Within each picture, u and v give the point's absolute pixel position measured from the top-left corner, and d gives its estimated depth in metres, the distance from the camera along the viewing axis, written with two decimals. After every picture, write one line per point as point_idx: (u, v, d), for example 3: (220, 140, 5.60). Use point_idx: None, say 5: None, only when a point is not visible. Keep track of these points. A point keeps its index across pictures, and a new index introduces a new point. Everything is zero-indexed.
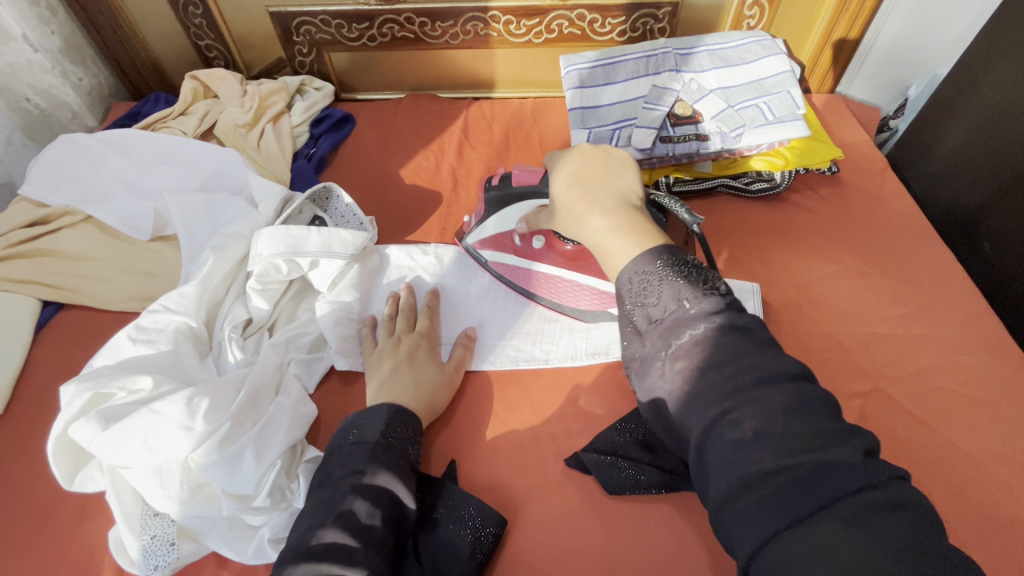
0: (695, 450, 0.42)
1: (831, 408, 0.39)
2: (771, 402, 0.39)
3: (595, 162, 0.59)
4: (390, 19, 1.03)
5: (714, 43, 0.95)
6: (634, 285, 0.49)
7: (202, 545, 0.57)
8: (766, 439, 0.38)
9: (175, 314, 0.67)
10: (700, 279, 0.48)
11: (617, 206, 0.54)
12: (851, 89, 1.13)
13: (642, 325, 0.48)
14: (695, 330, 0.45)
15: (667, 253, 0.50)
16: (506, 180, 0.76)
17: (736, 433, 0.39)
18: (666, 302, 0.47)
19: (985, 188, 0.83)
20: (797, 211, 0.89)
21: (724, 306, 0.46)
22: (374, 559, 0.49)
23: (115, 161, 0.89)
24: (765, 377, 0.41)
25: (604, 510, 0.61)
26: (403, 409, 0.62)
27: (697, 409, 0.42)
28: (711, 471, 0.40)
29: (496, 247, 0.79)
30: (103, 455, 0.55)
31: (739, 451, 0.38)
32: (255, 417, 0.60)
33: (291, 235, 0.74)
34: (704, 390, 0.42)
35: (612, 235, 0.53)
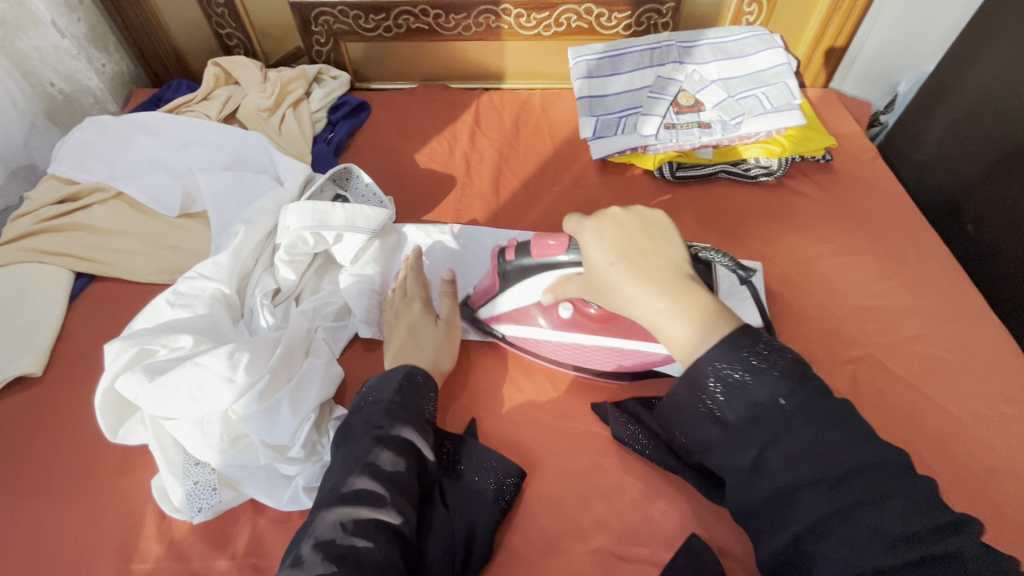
0: (796, 538, 0.43)
1: (934, 496, 0.42)
2: (871, 493, 0.41)
3: (632, 229, 0.50)
4: (406, 11, 1.07)
5: (716, 37, 1.00)
6: (715, 380, 0.45)
7: (241, 492, 0.60)
8: (880, 540, 0.40)
9: (210, 280, 0.71)
10: (791, 367, 0.45)
11: (674, 286, 0.47)
12: (843, 85, 1.19)
13: (727, 419, 0.46)
14: (796, 429, 0.44)
15: (745, 339, 0.45)
16: (522, 253, 0.65)
17: (851, 532, 0.41)
18: (760, 397, 0.44)
19: (967, 175, 0.89)
20: (793, 196, 0.94)
21: (815, 394, 0.44)
22: (402, 504, 0.53)
23: (143, 142, 0.93)
24: (872, 478, 0.42)
25: (615, 464, 0.66)
26: (417, 368, 0.66)
27: (803, 500, 0.43)
28: (820, 558, 0.42)
29: (516, 319, 0.71)
30: (149, 405, 0.59)
31: (857, 552, 0.41)
32: (289, 375, 0.64)
33: (316, 210, 0.78)
34: (813, 484, 0.43)
35: (672, 319, 0.47)
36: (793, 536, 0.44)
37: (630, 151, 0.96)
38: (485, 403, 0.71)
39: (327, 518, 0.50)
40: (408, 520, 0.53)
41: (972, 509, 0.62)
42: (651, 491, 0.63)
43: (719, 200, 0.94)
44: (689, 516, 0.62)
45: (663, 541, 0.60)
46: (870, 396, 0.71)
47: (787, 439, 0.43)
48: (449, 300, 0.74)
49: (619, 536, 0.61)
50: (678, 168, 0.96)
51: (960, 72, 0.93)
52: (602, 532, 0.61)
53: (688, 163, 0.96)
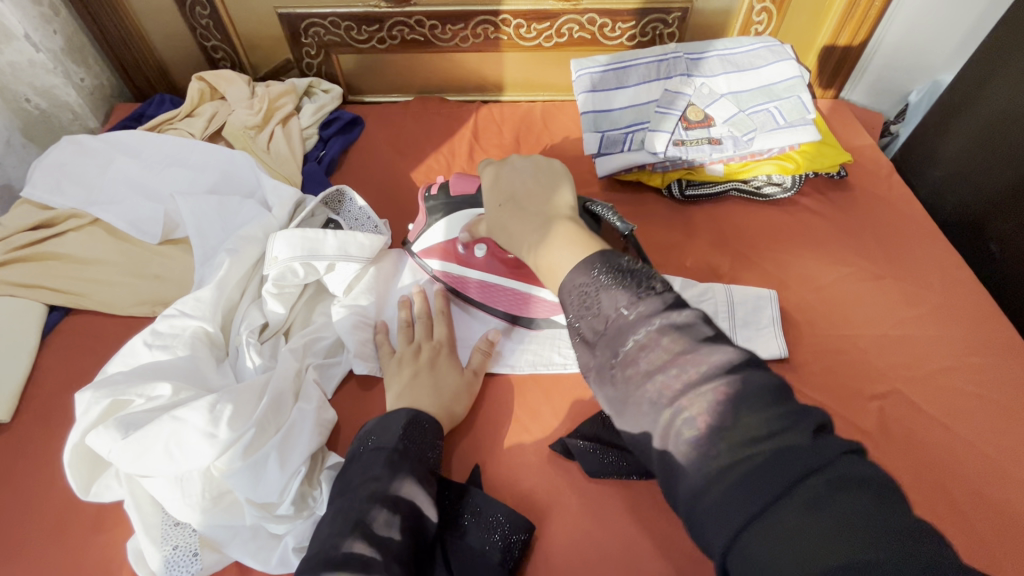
0: (658, 457, 0.38)
1: (780, 392, 0.36)
2: (718, 396, 0.36)
3: (529, 177, 0.58)
4: (400, 21, 1.02)
5: (725, 48, 0.96)
6: (573, 297, 0.44)
7: (225, 555, 0.55)
8: (721, 437, 0.35)
9: (191, 318, 0.65)
10: (634, 277, 0.43)
11: (546, 222, 0.52)
12: (854, 96, 1.15)
13: (590, 337, 0.43)
14: (638, 336, 0.40)
15: (603, 259, 0.45)
16: (444, 188, 0.75)
17: (687, 433, 0.36)
18: (604, 310, 0.42)
19: (992, 193, 0.85)
20: (808, 215, 0.90)
21: (659, 300, 0.41)
22: (398, 570, 0.46)
23: (123, 163, 0.87)
24: (709, 371, 0.37)
25: (630, 514, 0.61)
26: (421, 414, 0.60)
27: (654, 411, 0.38)
28: (677, 475, 0.36)
29: (442, 257, 0.77)
30: (123, 464, 0.54)
31: (698, 452, 0.35)
32: (277, 424, 0.59)
33: (307, 239, 0.73)
34: (652, 387, 0.38)
35: (544, 248, 0.50)
36: (654, 455, 0.38)
37: (637, 169, 0.91)
38: (488, 445, 0.67)
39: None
40: None
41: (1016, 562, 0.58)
42: (669, 545, 0.59)
43: (730, 219, 0.89)
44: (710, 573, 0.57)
45: None
46: (900, 435, 0.67)
47: (629, 346, 0.40)
48: (479, 352, 0.71)
49: None
50: (688, 186, 0.92)
51: (982, 85, 0.89)
52: None
53: (698, 180, 0.92)
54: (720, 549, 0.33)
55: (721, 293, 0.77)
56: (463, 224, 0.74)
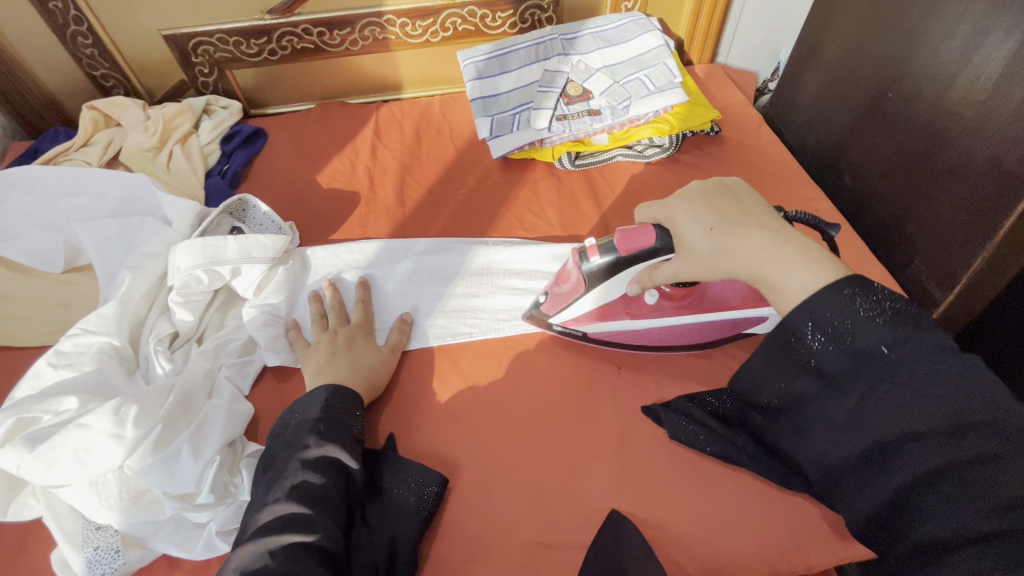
0: (891, 490, 0.43)
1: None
2: (993, 465, 0.39)
3: (719, 196, 0.60)
4: (288, 31, 1.05)
5: (596, 27, 1.03)
6: (810, 326, 0.47)
7: (150, 549, 0.58)
8: (984, 497, 0.39)
9: (95, 335, 0.67)
10: (901, 316, 0.44)
11: (777, 235, 0.54)
12: (729, 59, 1.24)
13: (830, 371, 0.47)
14: (901, 379, 0.43)
15: (850, 283, 0.46)
16: (609, 249, 0.64)
17: (954, 488, 0.40)
18: (863, 344, 0.45)
19: (840, 130, 0.94)
20: (688, 169, 0.98)
21: (931, 345, 0.43)
22: (329, 525, 0.53)
23: (18, 200, 0.85)
24: (984, 436, 0.40)
25: (534, 454, 0.67)
26: (337, 393, 0.64)
27: (905, 450, 0.42)
28: (918, 514, 0.41)
29: (563, 306, 0.71)
30: (33, 477, 0.56)
31: (957, 507, 0.39)
32: (188, 419, 0.62)
33: (208, 246, 0.75)
34: (916, 436, 0.42)
35: (783, 265, 0.52)
36: (890, 489, 0.43)
37: (528, 147, 0.98)
38: (403, 414, 0.71)
39: (257, 548, 0.50)
40: (335, 540, 0.52)
41: None
42: (570, 475, 0.65)
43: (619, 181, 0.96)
44: (605, 492, 0.64)
45: (583, 521, 0.62)
46: None
47: (891, 385, 0.44)
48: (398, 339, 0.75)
49: (541, 524, 0.62)
50: (577, 157, 0.98)
51: (821, 35, 0.97)
52: (526, 524, 0.62)
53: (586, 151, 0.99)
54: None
55: None
56: (633, 278, 0.65)
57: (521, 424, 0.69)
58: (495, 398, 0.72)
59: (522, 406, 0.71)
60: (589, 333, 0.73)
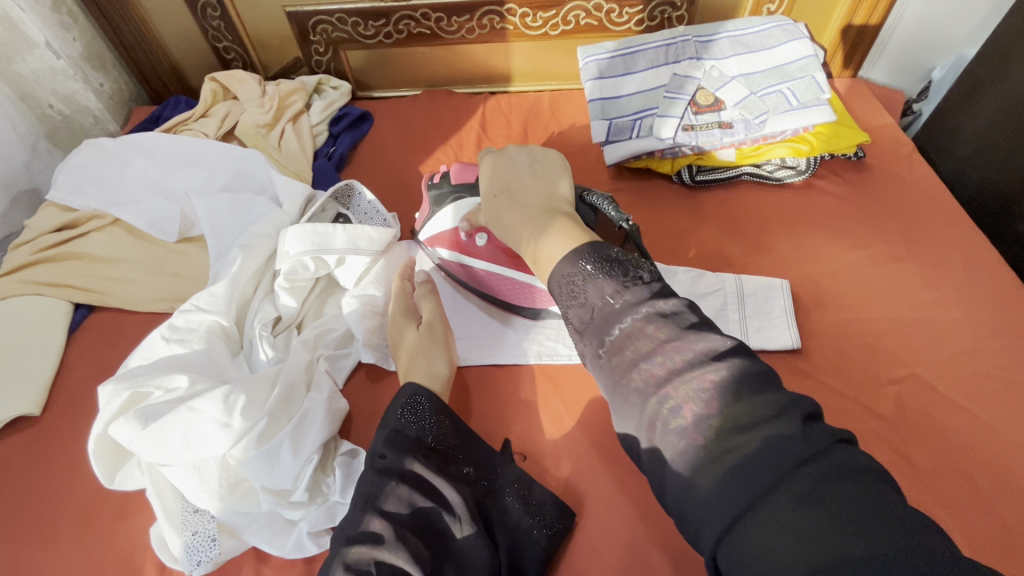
0: (647, 443, 0.41)
1: (762, 378, 0.38)
2: (787, 469, 0.34)
3: (517, 171, 0.61)
4: (406, 15, 1.03)
5: (735, 30, 0.94)
6: (562, 287, 0.48)
7: (243, 540, 0.57)
8: (706, 426, 0.37)
9: (207, 313, 0.68)
10: (633, 274, 0.46)
11: (539, 211, 0.56)
12: (873, 74, 1.10)
13: (581, 327, 0.47)
14: (622, 322, 0.43)
15: (590, 250, 0.48)
16: (446, 176, 0.78)
17: (762, 520, 0.33)
18: (592, 300, 0.45)
19: (1015, 168, 0.82)
20: (825, 197, 0.88)
21: (669, 309, 0.44)
22: (415, 545, 0.51)
23: (140, 164, 0.89)
24: (785, 440, 0.35)
25: (635, 496, 0.62)
26: (423, 388, 0.60)
27: (707, 470, 0.36)
28: (742, 566, 0.33)
29: (444, 246, 0.76)
30: (143, 453, 0.56)
31: (687, 442, 0.38)
32: (290, 413, 0.61)
33: (317, 233, 0.73)
34: (643, 380, 0.41)
35: (536, 234, 0.54)
36: (683, 492, 0.38)
37: (647, 156, 0.90)
38: (500, 434, 0.68)
39: (337, 560, 0.49)
40: (422, 561, 0.50)
41: None
42: (677, 530, 0.60)
43: (744, 206, 0.88)
44: None
45: None
46: (916, 420, 0.66)
47: (613, 335, 0.44)
48: (428, 284, 0.72)
49: None
50: (698, 171, 0.90)
51: (1004, 59, 0.86)
52: None
53: (709, 166, 0.91)
54: None
55: (732, 284, 0.77)
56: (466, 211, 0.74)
57: (623, 463, 0.65)
58: (598, 430, 0.68)
59: (623, 443, 0.66)
60: (443, 262, 0.77)
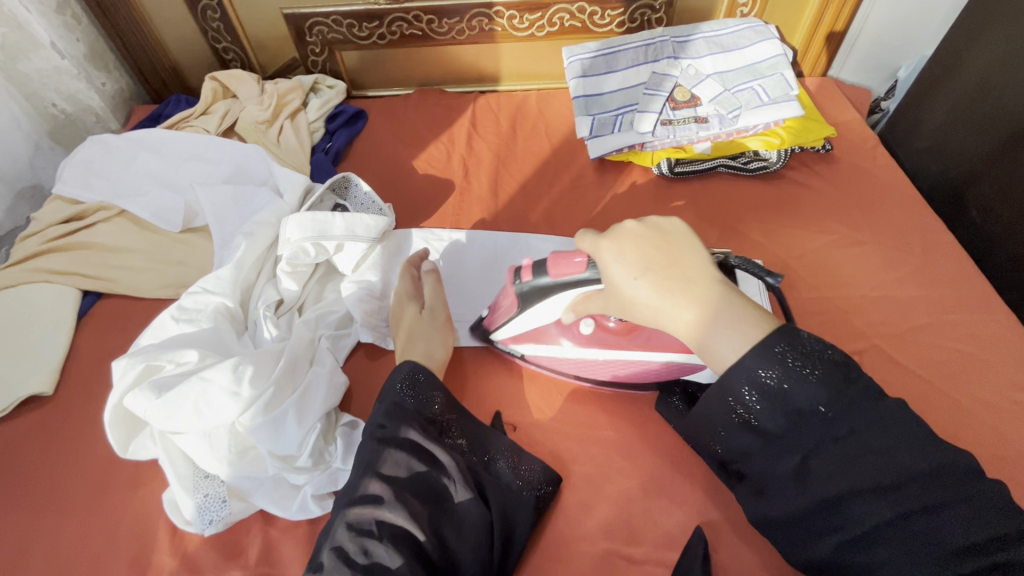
0: (836, 543, 0.48)
1: (1003, 510, 0.45)
2: (942, 513, 0.45)
3: (651, 241, 0.53)
4: (399, 17, 1.07)
5: (710, 31, 1.00)
6: (745, 381, 0.49)
7: (251, 503, 0.61)
8: (937, 549, 0.44)
9: (213, 295, 0.72)
10: (834, 368, 0.48)
11: (702, 294, 0.50)
12: (842, 73, 1.16)
13: (766, 422, 0.50)
14: (839, 431, 0.48)
15: (784, 342, 0.48)
16: (541, 270, 0.63)
17: (905, 541, 0.45)
18: (802, 404, 0.48)
19: (967, 159, 0.89)
20: (794, 187, 0.93)
21: (862, 394, 0.48)
22: (411, 504, 0.55)
23: (145, 159, 0.93)
24: (927, 485, 0.46)
25: (617, 462, 0.67)
26: (421, 367, 0.65)
27: (855, 506, 0.47)
28: (876, 566, 0.46)
29: (534, 342, 0.71)
30: (157, 420, 0.60)
31: (913, 559, 0.45)
32: (294, 385, 0.65)
33: (317, 220, 0.77)
34: (866, 494, 0.47)
35: (704, 330, 0.50)
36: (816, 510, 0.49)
37: (628, 149, 0.96)
38: (491, 409, 0.73)
39: (339, 519, 0.54)
40: (418, 518, 0.54)
41: None
42: (655, 489, 0.65)
43: (720, 196, 0.93)
44: (690, 508, 0.63)
45: (667, 535, 0.62)
46: None
47: (828, 446, 0.48)
48: (434, 274, 0.76)
49: (623, 535, 0.62)
50: (677, 164, 0.94)
51: (958, 57, 0.93)
52: (607, 533, 0.62)
53: (686, 159, 0.95)
54: None
55: None
56: (561, 306, 0.65)
57: (605, 432, 0.70)
58: (582, 402, 0.73)
59: (606, 413, 0.71)
60: (525, 355, 0.73)
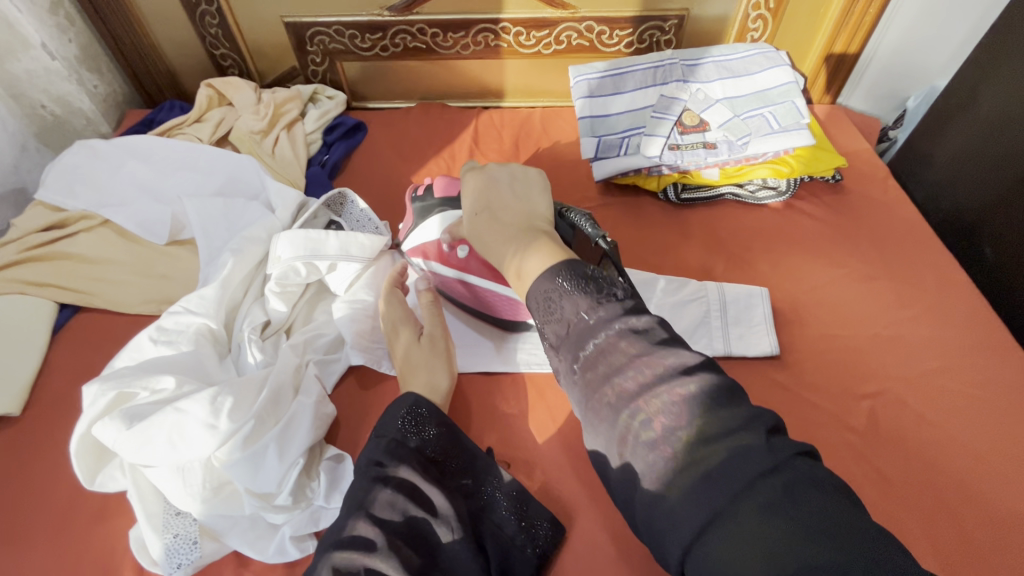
0: (619, 456, 0.41)
1: (731, 393, 0.40)
2: (674, 399, 0.40)
3: (497, 186, 0.61)
4: (403, 29, 1.05)
5: (720, 55, 0.98)
6: (540, 304, 0.48)
7: (224, 544, 0.57)
8: (680, 443, 0.38)
9: (195, 316, 0.68)
10: (588, 281, 0.47)
11: (517, 233, 0.56)
12: (851, 101, 1.15)
13: (554, 342, 0.47)
14: (598, 338, 0.44)
15: (567, 268, 0.48)
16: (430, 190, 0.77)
17: (650, 438, 0.39)
18: (568, 315, 0.46)
19: (981, 197, 0.87)
20: (802, 217, 0.91)
21: (608, 297, 0.46)
22: (403, 550, 0.51)
23: (133, 167, 0.90)
24: (664, 376, 0.41)
25: (616, 506, 0.63)
26: (426, 401, 0.61)
27: (612, 408, 0.42)
28: (636, 474, 0.40)
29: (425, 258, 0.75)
30: (126, 454, 0.56)
31: (655, 455, 0.39)
32: (277, 416, 0.61)
33: (310, 239, 0.74)
34: (620, 397, 0.42)
35: (517, 258, 0.53)
36: (617, 453, 0.42)
37: (634, 173, 0.93)
38: (483, 442, 0.69)
39: (324, 564, 0.49)
40: (408, 563, 0.50)
41: (1008, 567, 0.58)
42: None
43: (727, 224, 0.91)
44: None
45: None
46: (888, 433, 0.68)
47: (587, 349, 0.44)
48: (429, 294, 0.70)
49: None
50: (683, 189, 0.93)
51: (972, 92, 0.91)
52: None
53: (693, 184, 0.93)
54: (678, 555, 0.37)
55: (714, 292, 0.79)
56: (446, 223, 0.73)
57: (603, 473, 0.66)
58: (579, 438, 0.69)
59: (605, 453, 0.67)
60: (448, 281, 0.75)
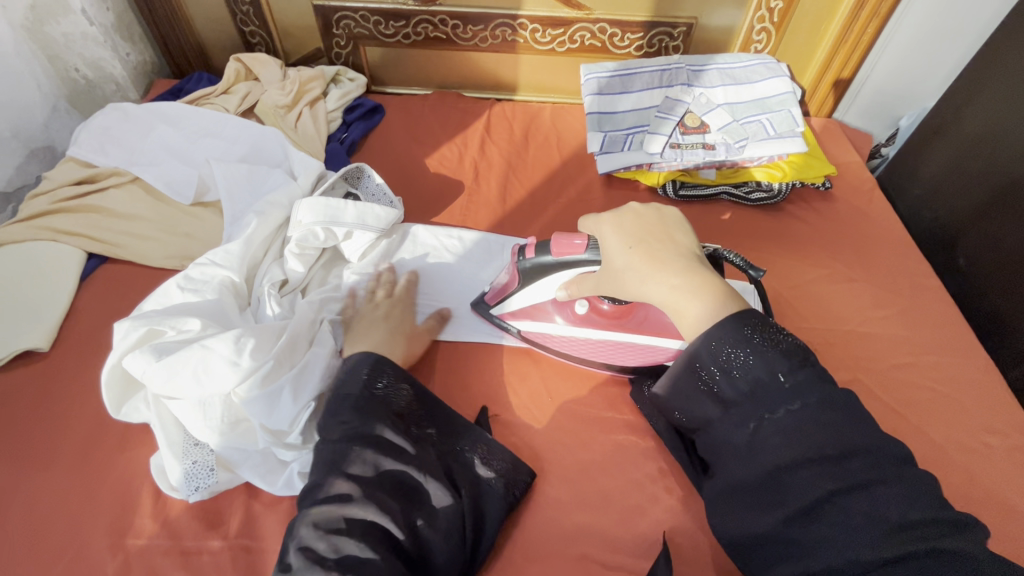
0: (795, 518, 0.46)
1: (938, 497, 0.44)
2: (883, 490, 0.44)
3: (649, 221, 0.60)
4: (425, 19, 1.10)
5: (724, 63, 1.04)
6: (717, 358, 0.51)
7: (237, 475, 0.62)
8: (878, 525, 0.43)
9: (220, 268, 0.73)
10: (793, 352, 0.51)
11: (689, 267, 0.56)
12: (845, 116, 1.20)
13: (726, 394, 0.51)
14: (790, 405, 0.48)
15: (750, 322, 0.52)
16: (543, 249, 0.68)
17: (846, 518, 0.44)
18: (757, 375, 0.50)
19: (959, 210, 0.93)
20: (791, 219, 0.97)
21: (816, 376, 0.50)
22: (377, 496, 0.55)
23: (163, 131, 0.95)
24: (869, 462, 0.45)
25: (600, 467, 0.68)
26: (385, 358, 0.65)
27: (799, 478, 0.46)
28: (815, 543, 0.45)
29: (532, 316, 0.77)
30: (154, 384, 0.60)
31: (850, 535, 0.43)
32: (292, 361, 0.66)
33: (329, 206, 0.79)
34: (809, 463, 0.46)
35: (689, 296, 0.54)
36: (794, 516, 0.46)
37: (635, 168, 0.98)
38: (479, 403, 0.74)
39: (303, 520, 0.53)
40: (384, 508, 0.55)
41: None
42: (635, 497, 0.66)
43: (721, 222, 0.96)
44: (667, 518, 0.65)
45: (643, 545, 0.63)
46: None
47: (781, 414, 0.48)
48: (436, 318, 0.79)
49: (600, 540, 0.63)
50: (682, 187, 0.98)
51: (958, 111, 0.97)
52: (585, 538, 0.63)
53: (691, 183, 0.99)
54: None
55: None
56: (566, 282, 0.70)
57: (589, 439, 0.71)
58: (571, 407, 0.74)
59: (593, 421, 0.72)
60: (522, 331, 0.78)
